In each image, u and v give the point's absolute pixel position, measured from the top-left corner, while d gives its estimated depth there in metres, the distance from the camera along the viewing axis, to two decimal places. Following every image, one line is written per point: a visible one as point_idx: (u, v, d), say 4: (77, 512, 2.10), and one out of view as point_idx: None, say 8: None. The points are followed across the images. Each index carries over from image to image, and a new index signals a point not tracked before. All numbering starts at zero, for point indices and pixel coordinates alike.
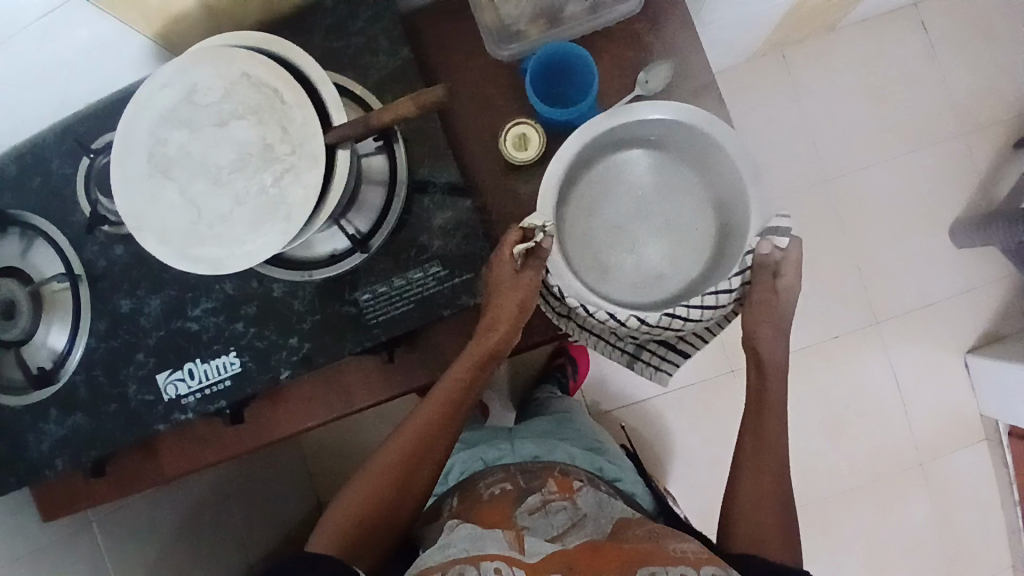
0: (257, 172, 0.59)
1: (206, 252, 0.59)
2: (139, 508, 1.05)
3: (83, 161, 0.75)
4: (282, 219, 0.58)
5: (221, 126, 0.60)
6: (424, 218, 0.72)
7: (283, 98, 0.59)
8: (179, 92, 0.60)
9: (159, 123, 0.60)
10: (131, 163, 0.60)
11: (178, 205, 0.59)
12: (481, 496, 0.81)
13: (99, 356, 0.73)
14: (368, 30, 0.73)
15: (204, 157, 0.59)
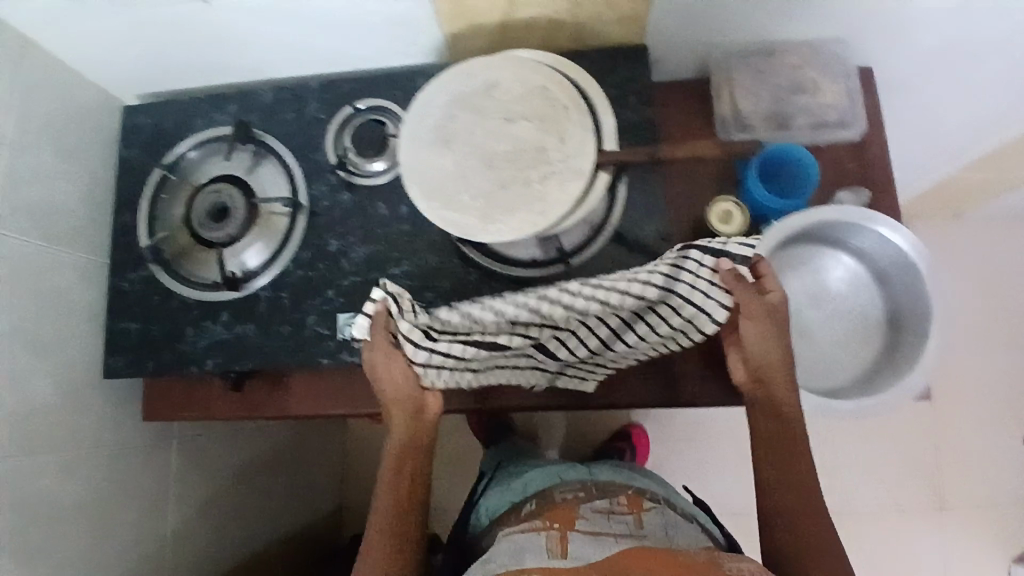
0: (525, 168, 0.65)
1: (461, 218, 0.64)
2: (210, 439, 1.06)
3: (347, 110, 0.81)
4: (537, 212, 0.63)
5: (506, 121, 0.67)
6: (623, 257, 0.76)
7: (569, 115, 0.66)
8: (480, 82, 0.67)
9: (454, 102, 0.67)
10: (419, 126, 0.67)
11: (449, 172, 0.66)
12: (556, 500, 0.87)
13: (290, 281, 0.77)
14: (618, 86, 0.78)
15: (484, 142, 0.66)
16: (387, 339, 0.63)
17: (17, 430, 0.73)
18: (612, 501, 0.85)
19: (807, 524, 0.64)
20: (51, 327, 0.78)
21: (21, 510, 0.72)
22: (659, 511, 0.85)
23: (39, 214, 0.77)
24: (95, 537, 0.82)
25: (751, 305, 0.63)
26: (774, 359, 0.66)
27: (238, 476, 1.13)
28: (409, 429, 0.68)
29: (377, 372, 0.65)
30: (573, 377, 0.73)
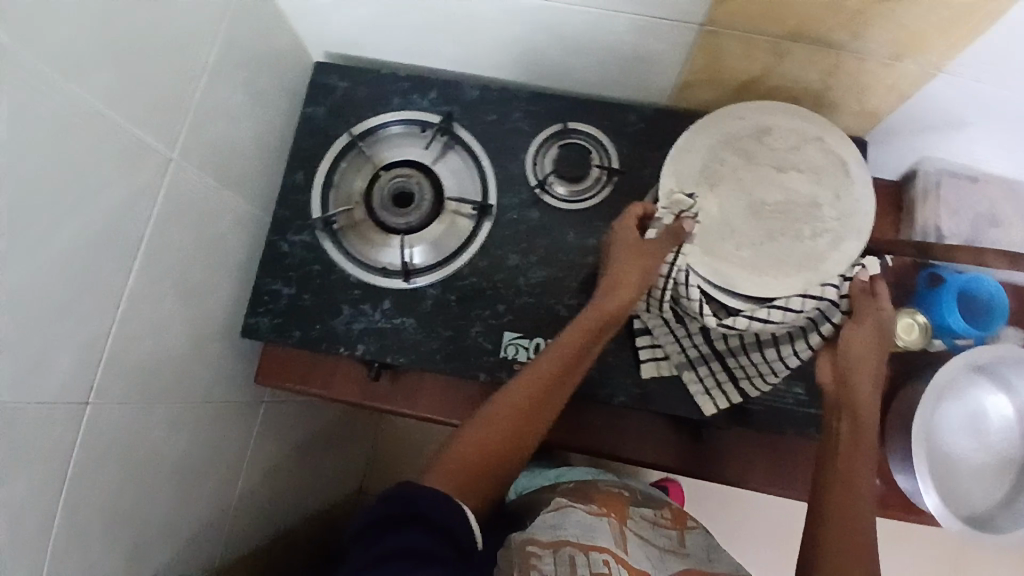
0: (797, 221, 0.66)
1: (727, 268, 0.66)
2: (284, 414, 0.97)
3: (558, 126, 0.78)
4: (808, 270, 0.65)
5: (777, 170, 0.68)
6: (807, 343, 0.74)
7: (846, 172, 0.68)
8: (751, 127, 0.69)
9: (722, 143, 0.69)
10: (686, 165, 0.68)
11: (715, 215, 0.67)
12: (602, 491, 0.78)
13: (461, 285, 0.75)
14: None
15: (751, 190, 0.67)
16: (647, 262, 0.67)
17: (151, 377, 0.67)
18: (655, 510, 0.76)
19: (857, 552, 0.53)
20: (201, 271, 0.71)
21: (124, 460, 0.66)
22: (702, 533, 0.74)
23: (223, 151, 0.71)
24: (177, 502, 0.75)
25: (865, 316, 0.67)
26: (868, 359, 0.65)
27: (293, 455, 1.03)
28: (596, 318, 0.67)
29: (623, 257, 0.67)
30: (655, 367, 0.75)
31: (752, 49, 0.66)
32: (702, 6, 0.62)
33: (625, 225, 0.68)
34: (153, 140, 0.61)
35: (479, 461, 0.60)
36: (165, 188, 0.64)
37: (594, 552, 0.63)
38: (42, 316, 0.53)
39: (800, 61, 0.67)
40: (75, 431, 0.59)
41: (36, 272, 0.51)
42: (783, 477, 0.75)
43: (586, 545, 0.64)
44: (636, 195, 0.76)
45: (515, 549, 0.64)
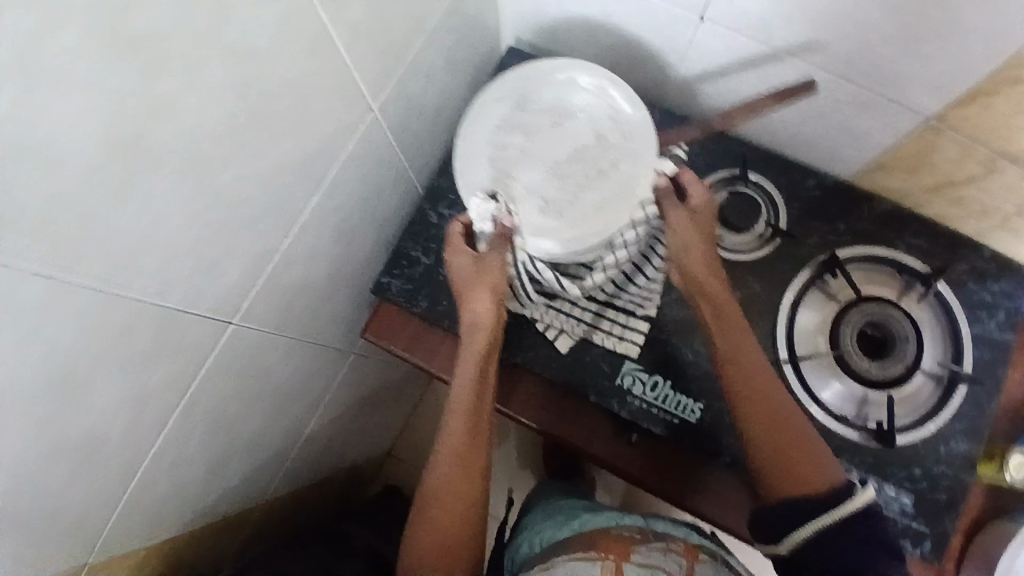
0: (597, 159, 0.68)
1: (578, 238, 0.67)
2: (362, 369, 0.97)
3: (735, 169, 0.76)
4: (631, 207, 0.67)
5: (556, 128, 0.68)
6: (926, 457, 0.72)
7: (614, 95, 0.67)
8: (512, 99, 0.68)
9: (498, 130, 0.67)
10: (494, 133, 0.67)
11: (530, 199, 0.67)
12: (610, 533, 0.68)
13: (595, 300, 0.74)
14: (1001, 296, 0.74)
15: (544, 157, 0.68)
16: (680, 225, 0.64)
17: (282, 307, 0.66)
18: (666, 539, 0.68)
19: None
20: (355, 219, 0.71)
21: (242, 378, 0.66)
22: (716, 568, 0.65)
23: (409, 110, 0.70)
24: (261, 430, 0.75)
25: (691, 220, 0.64)
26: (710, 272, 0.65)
27: (353, 409, 1.02)
28: (476, 360, 0.65)
29: (474, 302, 0.65)
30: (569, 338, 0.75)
31: (965, 158, 0.64)
32: (939, 98, 0.60)
33: (455, 242, 0.65)
34: (364, 87, 0.60)
35: (444, 548, 0.63)
36: (357, 135, 0.63)
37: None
38: (229, 233, 0.53)
39: (1004, 183, 0.65)
40: (215, 344, 0.59)
41: (237, 190, 0.51)
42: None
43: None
44: (792, 263, 0.74)
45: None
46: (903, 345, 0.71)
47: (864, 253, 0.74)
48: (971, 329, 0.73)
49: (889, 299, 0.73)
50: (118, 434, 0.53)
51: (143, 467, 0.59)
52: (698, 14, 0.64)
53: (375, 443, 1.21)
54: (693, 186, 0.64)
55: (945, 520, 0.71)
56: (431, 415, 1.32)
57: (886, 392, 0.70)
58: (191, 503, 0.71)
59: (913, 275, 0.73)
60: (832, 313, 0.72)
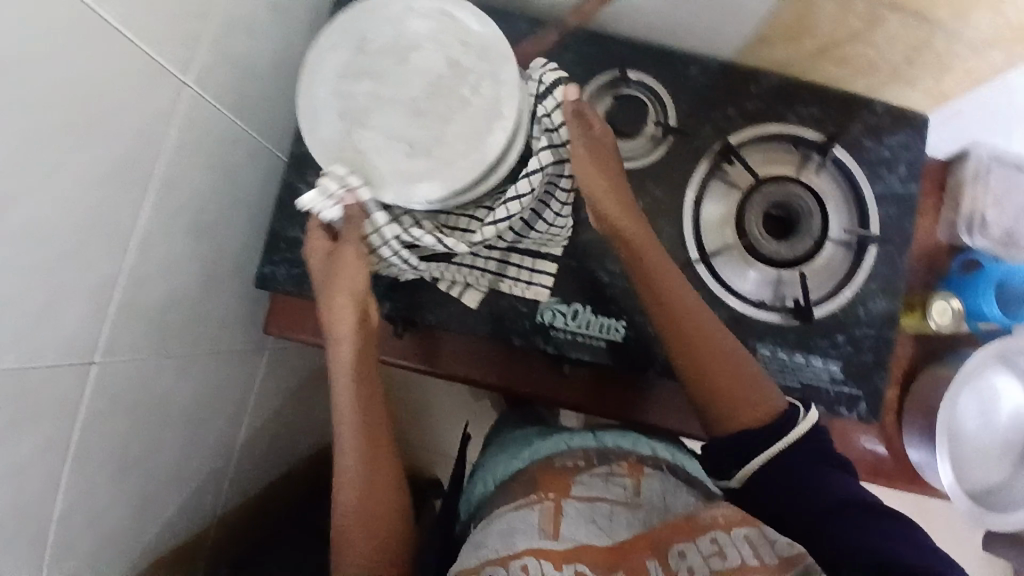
0: (454, 86, 0.58)
1: (453, 175, 0.57)
2: (284, 357, 0.92)
3: (615, 71, 0.70)
4: (501, 129, 0.58)
5: (402, 62, 0.58)
6: (845, 323, 0.73)
7: (456, 17, 0.59)
8: (345, 45, 0.58)
9: (337, 82, 0.58)
10: (328, 87, 0.58)
11: (389, 146, 0.58)
12: (554, 466, 0.68)
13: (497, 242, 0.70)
14: (897, 149, 0.73)
15: (394, 95, 0.58)
16: (581, 153, 0.62)
17: (152, 327, 0.60)
18: (609, 464, 0.67)
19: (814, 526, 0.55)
20: (211, 212, 0.64)
21: (136, 410, 0.61)
22: (663, 478, 0.66)
23: (240, 76, 0.61)
24: (180, 452, 0.71)
25: (592, 142, 0.63)
26: (615, 210, 0.64)
27: (291, 397, 0.98)
28: (350, 352, 0.63)
29: (331, 293, 0.62)
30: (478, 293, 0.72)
31: (846, 14, 0.61)
32: None
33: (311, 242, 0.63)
34: (171, 66, 0.51)
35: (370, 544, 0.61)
36: (180, 121, 0.55)
37: (513, 560, 0.54)
38: (50, 272, 0.46)
39: (890, 33, 0.62)
40: (82, 390, 0.54)
41: (42, 224, 0.44)
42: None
43: (508, 555, 0.55)
44: (692, 157, 0.71)
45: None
46: (807, 220, 0.70)
47: (758, 131, 0.71)
48: (875, 187, 0.73)
49: (790, 176, 0.71)
50: (3, 514, 0.49)
51: (50, 535, 0.55)
52: None
53: (330, 420, 1.19)
54: (582, 120, 0.62)
55: (877, 376, 0.73)
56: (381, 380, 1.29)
57: (796, 270, 0.70)
58: (129, 545, 0.67)
59: (804, 146, 0.71)
60: (735, 203, 0.71)
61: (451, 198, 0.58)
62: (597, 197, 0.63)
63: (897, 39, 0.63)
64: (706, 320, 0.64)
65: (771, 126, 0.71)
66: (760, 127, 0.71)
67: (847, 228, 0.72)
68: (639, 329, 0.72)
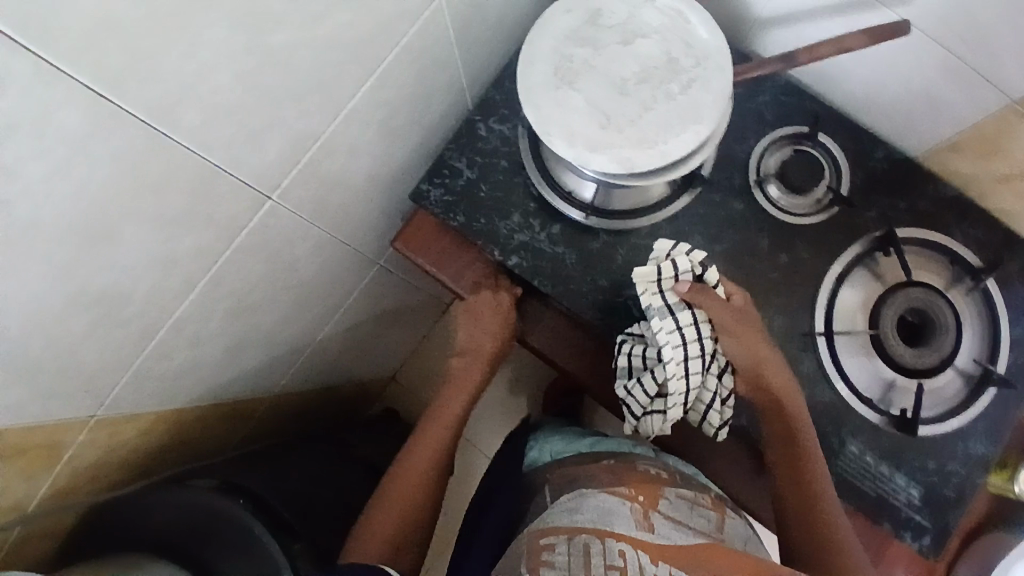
0: (663, 81, 0.61)
1: (633, 156, 0.60)
2: (382, 282, 0.96)
3: (806, 129, 0.72)
4: (693, 130, 0.59)
5: (625, 43, 0.62)
6: (942, 451, 0.69)
7: (686, 21, 0.62)
8: (580, 14, 0.63)
9: (562, 41, 0.62)
10: (551, 44, 0.62)
11: (585, 111, 0.61)
12: (637, 468, 0.68)
13: (635, 242, 0.72)
14: None
15: (607, 69, 0.62)
16: (731, 327, 0.65)
17: (316, 191, 0.64)
18: (695, 489, 0.67)
19: None
20: (403, 119, 0.69)
21: (272, 258, 0.66)
22: (741, 523, 0.66)
23: (477, 10, 0.67)
24: (277, 318, 0.75)
25: (729, 318, 0.65)
26: (771, 360, 0.66)
27: (369, 323, 1.02)
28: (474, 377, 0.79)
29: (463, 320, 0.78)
30: (660, 421, 0.67)
31: None
32: None
33: (422, 240, 0.75)
34: None
35: (400, 508, 0.71)
36: (420, 24, 0.60)
37: (609, 540, 0.53)
38: (277, 96, 0.51)
39: None
40: (251, 216, 0.59)
41: (294, 52, 0.49)
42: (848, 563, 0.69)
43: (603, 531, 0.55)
44: (847, 234, 0.71)
45: (528, 539, 0.57)
46: (942, 336, 0.68)
47: (917, 235, 0.71)
48: (1015, 331, 0.70)
49: (936, 287, 0.70)
50: (142, 288, 0.52)
51: (161, 332, 0.58)
52: None
53: (384, 363, 1.22)
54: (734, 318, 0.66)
55: (951, 517, 0.69)
56: (441, 346, 1.31)
57: (917, 380, 0.68)
58: (206, 380, 0.70)
59: (961, 264, 0.70)
60: (877, 292, 0.69)
61: (621, 176, 0.60)
62: (754, 359, 0.66)
63: None
64: (823, 495, 0.65)
65: (930, 234, 0.71)
66: (917, 232, 0.71)
67: (975, 358, 0.69)
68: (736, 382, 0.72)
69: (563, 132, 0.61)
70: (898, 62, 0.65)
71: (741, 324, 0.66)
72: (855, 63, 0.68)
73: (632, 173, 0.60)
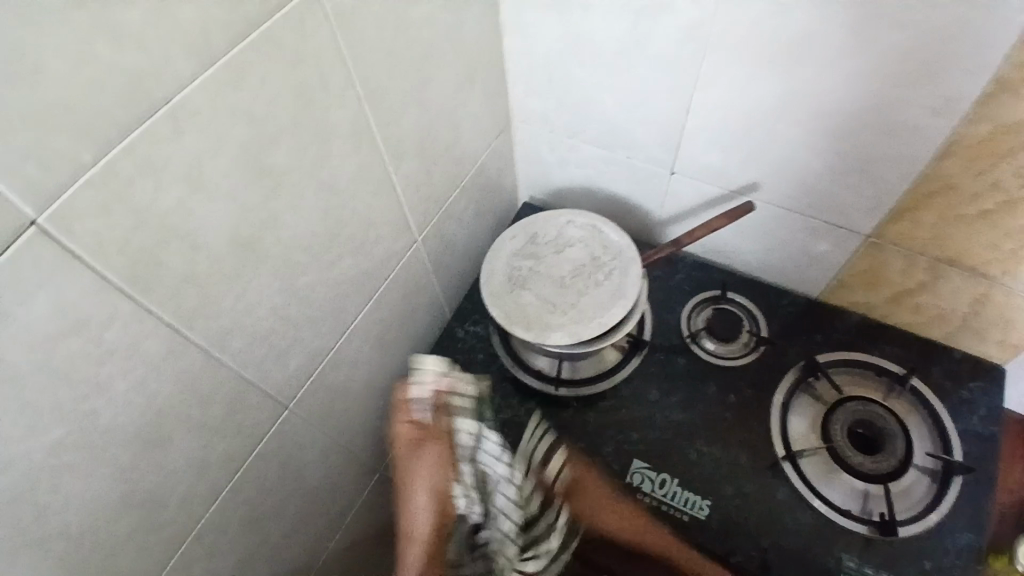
0: (592, 274, 0.79)
1: (578, 331, 0.75)
2: (384, 490, 1.02)
3: (718, 292, 0.89)
4: (620, 305, 0.76)
5: (557, 253, 0.82)
6: (940, 552, 0.71)
7: (600, 229, 0.83)
8: (522, 237, 0.84)
9: (511, 257, 0.82)
10: (502, 259, 0.82)
11: (536, 304, 0.78)
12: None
13: (603, 404, 0.83)
14: (975, 398, 0.81)
15: (547, 272, 0.80)
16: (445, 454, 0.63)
17: (327, 398, 0.77)
18: None
19: None
20: (395, 333, 0.85)
21: (286, 465, 0.75)
22: None
23: (446, 246, 0.89)
24: (288, 527, 0.81)
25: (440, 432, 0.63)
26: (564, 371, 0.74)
27: (374, 535, 1.05)
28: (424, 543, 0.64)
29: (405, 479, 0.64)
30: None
31: (911, 267, 0.78)
32: (873, 221, 0.76)
33: None
34: (413, 222, 0.79)
35: None
36: (404, 261, 0.80)
37: None
38: (299, 320, 0.67)
39: (953, 287, 0.77)
40: (273, 423, 0.70)
41: (312, 288, 0.67)
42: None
43: None
44: (779, 368, 0.83)
45: None
46: (893, 440, 0.76)
47: (837, 357, 0.83)
48: (956, 425, 0.79)
49: (872, 398, 0.80)
50: (180, 491, 0.61)
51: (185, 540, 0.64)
52: (669, 169, 0.85)
53: None
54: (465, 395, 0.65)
55: None
56: None
57: (882, 484, 0.73)
58: None
59: (886, 376, 0.81)
60: (818, 412, 0.79)
61: (571, 349, 0.75)
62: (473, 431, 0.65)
63: (961, 297, 0.78)
64: None
65: (850, 356, 0.84)
66: (838, 357, 0.84)
67: (931, 453, 0.76)
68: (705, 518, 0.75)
69: (520, 321, 0.76)
70: (767, 232, 0.85)
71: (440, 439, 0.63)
72: (740, 237, 0.88)
73: (579, 345, 0.74)
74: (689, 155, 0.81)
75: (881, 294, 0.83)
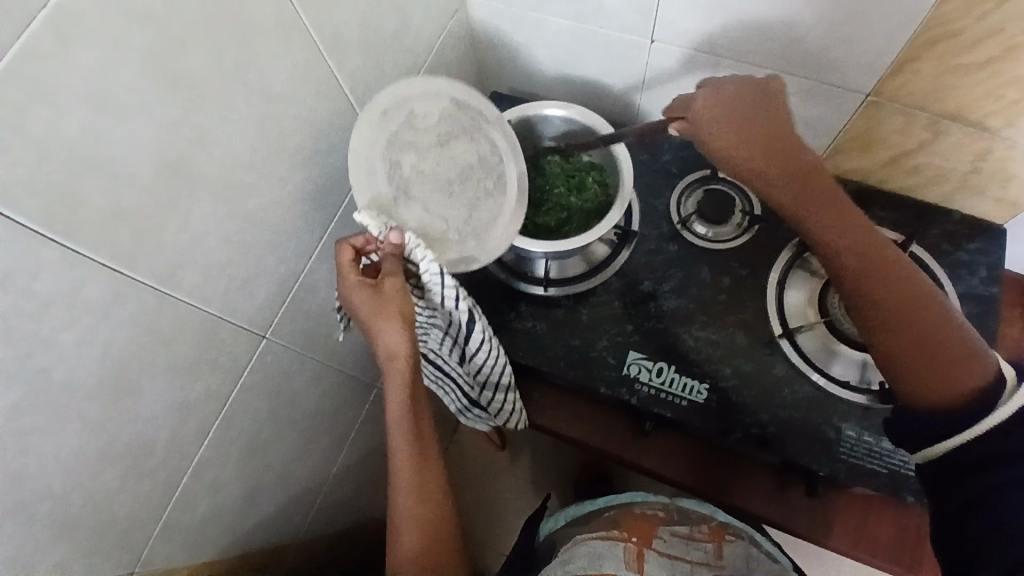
0: (480, 178, 0.68)
1: (471, 254, 0.65)
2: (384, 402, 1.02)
3: (707, 171, 0.84)
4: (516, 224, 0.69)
5: (443, 145, 0.66)
6: None
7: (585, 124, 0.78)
8: (398, 114, 0.63)
9: (383, 148, 0.61)
10: (368, 150, 0.60)
11: (426, 216, 0.63)
12: (634, 512, 0.75)
13: (593, 300, 0.80)
14: (972, 257, 0.79)
15: (432, 173, 0.64)
16: (380, 296, 0.58)
17: (306, 322, 0.74)
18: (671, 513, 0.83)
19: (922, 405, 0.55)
20: None
21: (275, 395, 0.73)
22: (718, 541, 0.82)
23: None
24: (291, 449, 0.81)
25: (377, 286, 0.58)
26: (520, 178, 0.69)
27: (381, 444, 1.07)
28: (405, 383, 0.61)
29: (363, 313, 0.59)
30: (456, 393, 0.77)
31: (911, 125, 0.72)
32: (872, 78, 0.69)
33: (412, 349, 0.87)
34: None
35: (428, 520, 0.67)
36: None
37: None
38: (258, 247, 0.62)
39: (953, 143, 0.72)
40: (251, 356, 0.67)
41: (267, 210, 0.61)
42: (868, 544, 0.74)
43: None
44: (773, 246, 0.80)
45: None
46: None
47: None
48: (954, 286, 0.77)
49: None
50: (163, 436, 0.59)
51: (183, 480, 0.63)
52: (648, 38, 0.76)
53: None
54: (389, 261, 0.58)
55: None
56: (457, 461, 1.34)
57: None
58: (233, 526, 0.74)
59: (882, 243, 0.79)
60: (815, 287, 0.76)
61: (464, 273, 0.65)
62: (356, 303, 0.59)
63: (965, 153, 0.72)
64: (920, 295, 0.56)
65: None
66: None
67: None
68: (703, 403, 0.75)
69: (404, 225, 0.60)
70: None
71: (371, 283, 0.58)
72: None
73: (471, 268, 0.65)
74: (670, 20, 0.72)
75: (880, 158, 0.78)
